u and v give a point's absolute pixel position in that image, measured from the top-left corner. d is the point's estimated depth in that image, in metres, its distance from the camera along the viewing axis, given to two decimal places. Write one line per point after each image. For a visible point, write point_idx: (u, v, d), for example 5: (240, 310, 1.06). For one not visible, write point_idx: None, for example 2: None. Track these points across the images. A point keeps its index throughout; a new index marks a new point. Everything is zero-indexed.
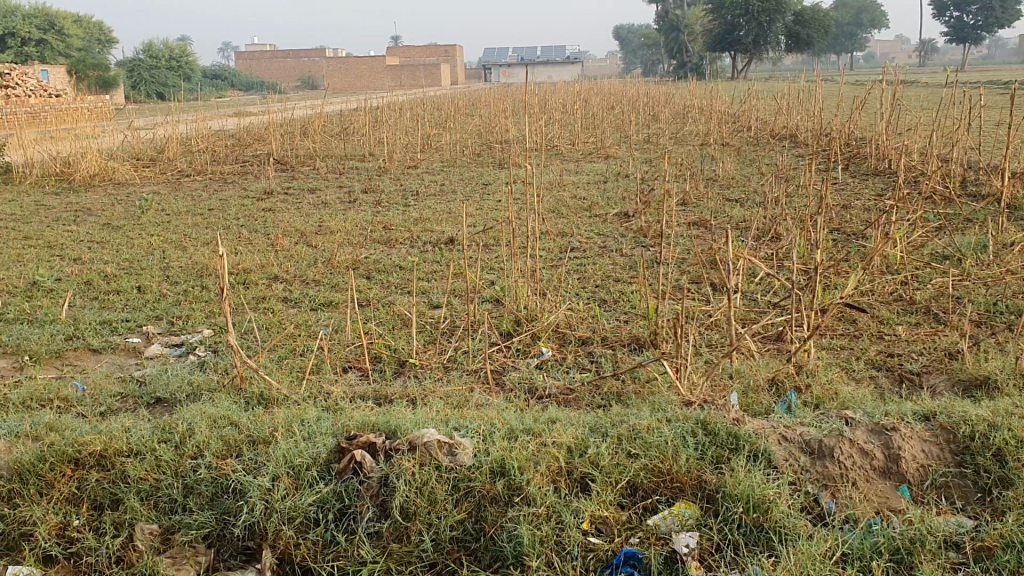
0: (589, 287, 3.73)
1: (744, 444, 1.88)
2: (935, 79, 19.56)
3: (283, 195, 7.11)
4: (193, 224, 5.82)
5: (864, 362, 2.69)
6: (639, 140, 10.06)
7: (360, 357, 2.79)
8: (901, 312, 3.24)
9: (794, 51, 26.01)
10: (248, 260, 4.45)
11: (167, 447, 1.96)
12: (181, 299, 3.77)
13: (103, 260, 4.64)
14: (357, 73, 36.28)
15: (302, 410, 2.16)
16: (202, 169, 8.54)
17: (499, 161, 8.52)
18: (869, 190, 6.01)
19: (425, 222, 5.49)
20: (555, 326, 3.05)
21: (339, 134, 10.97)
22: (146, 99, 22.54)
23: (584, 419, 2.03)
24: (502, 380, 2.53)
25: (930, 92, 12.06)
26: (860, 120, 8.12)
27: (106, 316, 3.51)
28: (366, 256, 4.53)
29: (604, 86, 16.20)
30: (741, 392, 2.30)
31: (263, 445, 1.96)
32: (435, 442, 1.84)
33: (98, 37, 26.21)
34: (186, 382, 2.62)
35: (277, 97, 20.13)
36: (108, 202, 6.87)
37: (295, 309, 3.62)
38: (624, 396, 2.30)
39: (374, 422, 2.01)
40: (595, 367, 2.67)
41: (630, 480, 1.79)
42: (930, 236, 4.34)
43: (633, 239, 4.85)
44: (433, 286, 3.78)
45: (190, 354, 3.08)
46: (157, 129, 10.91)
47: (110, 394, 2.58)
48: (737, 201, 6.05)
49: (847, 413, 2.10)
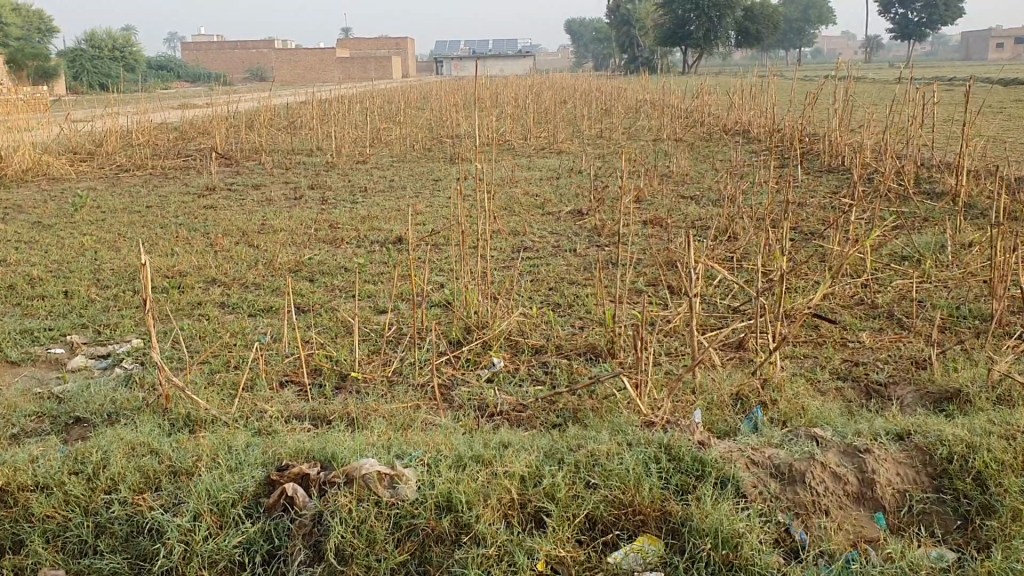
0: (543, 291, 3.59)
1: (711, 471, 1.74)
2: (883, 74, 19.86)
3: (226, 191, 6.88)
4: (130, 222, 5.56)
5: (830, 372, 2.58)
6: (592, 135, 9.94)
7: (299, 370, 2.61)
8: (864, 316, 3.14)
9: (744, 47, 26.20)
10: (184, 262, 4.24)
11: (78, 480, 1.77)
12: (110, 306, 3.55)
13: (30, 262, 4.39)
14: (306, 64, 35.80)
15: (232, 435, 1.98)
16: (142, 164, 8.26)
17: (449, 156, 8.35)
18: (824, 187, 5.97)
19: (373, 220, 5.32)
20: (507, 333, 2.90)
21: (286, 127, 10.71)
22: (89, 90, 21.96)
23: (538, 443, 1.88)
24: (451, 395, 2.37)
25: (882, 88, 12.17)
26: (812, 117, 8.13)
27: (28, 325, 3.27)
28: (310, 257, 4.34)
29: (557, 79, 16.15)
30: (704, 407, 2.17)
31: (186, 478, 1.78)
32: (375, 473, 1.67)
33: (37, 27, 25.46)
34: (109, 399, 2.42)
35: (223, 88, 19.66)
36: (41, 199, 6.57)
37: (233, 315, 3.42)
38: (581, 413, 2.15)
39: (309, 448, 1.84)
40: (549, 379, 2.52)
41: (589, 514, 1.64)
42: (888, 234, 4.27)
43: (587, 239, 4.72)
44: (379, 289, 3.61)
45: (116, 366, 2.88)
46: (95, 121, 10.55)
47: (23, 414, 2.37)
48: (692, 198, 5.95)
49: (816, 431, 1.97)
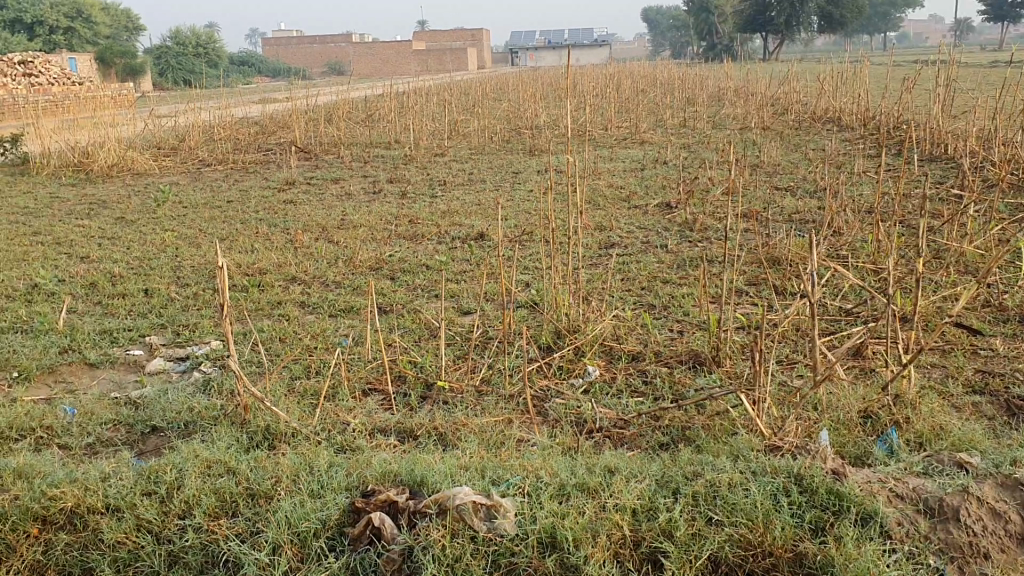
0: (635, 291, 3.39)
1: (851, 505, 1.53)
2: (977, 58, 19.02)
3: (306, 186, 6.82)
4: (210, 218, 5.52)
5: (962, 385, 2.32)
6: (675, 124, 9.64)
7: (382, 377, 2.46)
8: (992, 320, 2.86)
9: (828, 32, 25.38)
10: (264, 259, 4.14)
11: (151, 503, 1.64)
12: (189, 304, 3.46)
13: (112, 259, 4.35)
14: (383, 58, 36.01)
15: (314, 452, 1.83)
16: (224, 158, 8.27)
17: (529, 148, 8.16)
18: (926, 178, 5.63)
19: (453, 215, 5.17)
20: (601, 339, 2.72)
21: (364, 120, 10.66)
22: (174, 86, 22.39)
23: (650, 469, 1.68)
24: (545, 410, 2.19)
25: (982, 72, 11.58)
26: (909, 102, 7.73)
27: (107, 325, 3.20)
28: (390, 254, 4.21)
29: (637, 69, 15.85)
30: (830, 426, 1.94)
31: (264, 502, 1.63)
32: (470, 504, 1.49)
33: (125, 25, 26.06)
34: (187, 407, 2.30)
35: (301, 84, 19.81)
36: (124, 194, 6.59)
37: (313, 316, 3.30)
38: (692, 433, 1.95)
39: (396, 470, 1.68)
40: (650, 391, 2.33)
41: (712, 555, 1.44)
42: (1008, 228, 3.94)
43: (678, 234, 4.49)
44: (463, 289, 3.46)
45: (194, 369, 2.78)
46: (178, 116, 10.64)
47: (98, 422, 2.27)
48: (787, 190, 5.65)
49: (964, 458, 1.73)
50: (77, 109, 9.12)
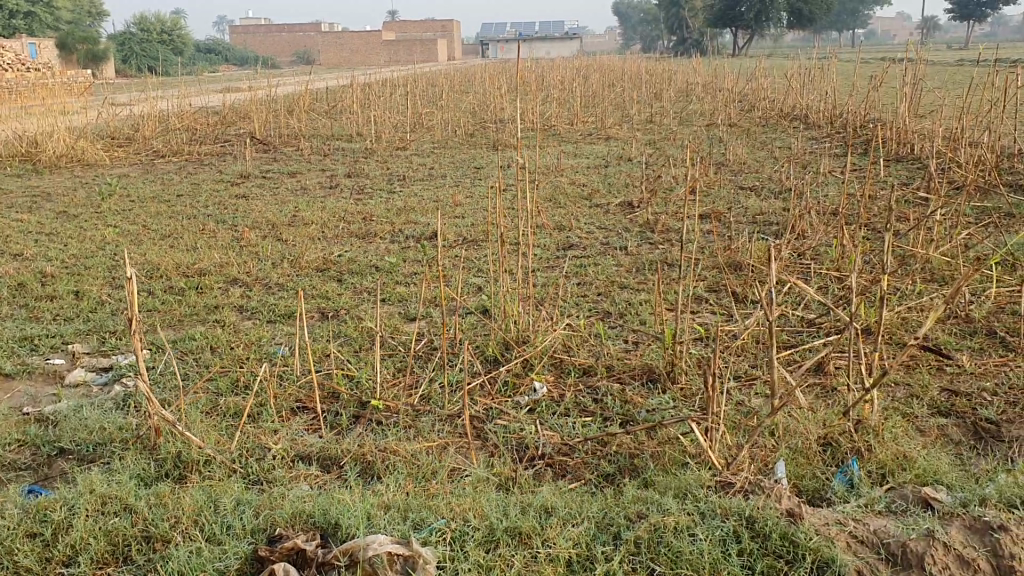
0: (590, 297, 3.24)
1: (806, 553, 1.38)
2: (945, 57, 19.08)
3: (261, 179, 6.61)
4: (158, 212, 5.31)
5: (928, 405, 2.20)
6: (641, 120, 9.53)
7: (314, 395, 2.29)
8: (959, 332, 2.74)
9: (798, 28, 25.40)
10: (207, 259, 3.94)
11: (34, 547, 1.47)
12: (120, 308, 3.26)
13: (46, 256, 4.13)
14: (352, 48, 35.61)
15: (223, 486, 1.67)
16: (179, 149, 8.03)
17: (492, 142, 8.00)
18: (893, 178, 5.53)
19: (409, 212, 5.00)
20: (551, 352, 2.56)
21: (326, 111, 10.45)
22: (137, 73, 21.92)
23: (590, 508, 1.54)
24: (485, 433, 2.04)
25: (950, 72, 11.56)
26: (876, 100, 7.64)
27: (29, 330, 3.00)
28: (340, 254, 4.03)
29: (606, 62, 15.74)
30: (787, 456, 1.81)
31: (161, 547, 1.47)
32: (384, 555, 1.33)
33: (87, 10, 25.52)
34: (99, 424, 2.12)
35: (265, 73, 19.48)
36: (70, 186, 6.34)
37: (250, 322, 3.12)
38: (640, 462, 1.81)
39: (311, 512, 1.52)
40: (598, 410, 2.18)
41: None
42: (975, 233, 3.84)
43: (639, 235, 4.36)
44: (411, 294, 3.29)
45: (116, 381, 2.58)
46: (134, 105, 10.36)
47: (0, 443, 2.06)
48: (751, 189, 5.53)
49: (929, 494, 1.60)
50: (27, 95, 8.82)
